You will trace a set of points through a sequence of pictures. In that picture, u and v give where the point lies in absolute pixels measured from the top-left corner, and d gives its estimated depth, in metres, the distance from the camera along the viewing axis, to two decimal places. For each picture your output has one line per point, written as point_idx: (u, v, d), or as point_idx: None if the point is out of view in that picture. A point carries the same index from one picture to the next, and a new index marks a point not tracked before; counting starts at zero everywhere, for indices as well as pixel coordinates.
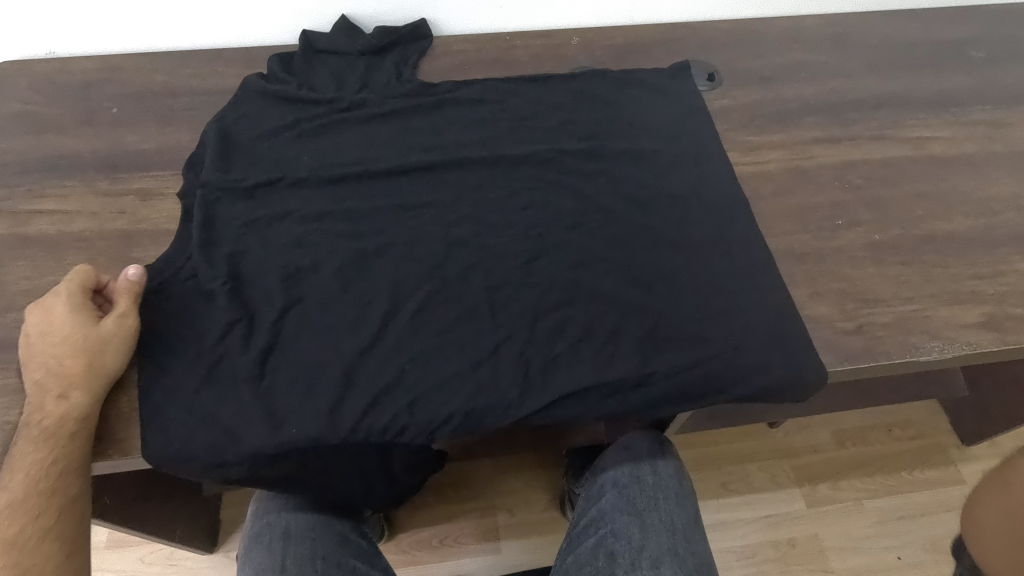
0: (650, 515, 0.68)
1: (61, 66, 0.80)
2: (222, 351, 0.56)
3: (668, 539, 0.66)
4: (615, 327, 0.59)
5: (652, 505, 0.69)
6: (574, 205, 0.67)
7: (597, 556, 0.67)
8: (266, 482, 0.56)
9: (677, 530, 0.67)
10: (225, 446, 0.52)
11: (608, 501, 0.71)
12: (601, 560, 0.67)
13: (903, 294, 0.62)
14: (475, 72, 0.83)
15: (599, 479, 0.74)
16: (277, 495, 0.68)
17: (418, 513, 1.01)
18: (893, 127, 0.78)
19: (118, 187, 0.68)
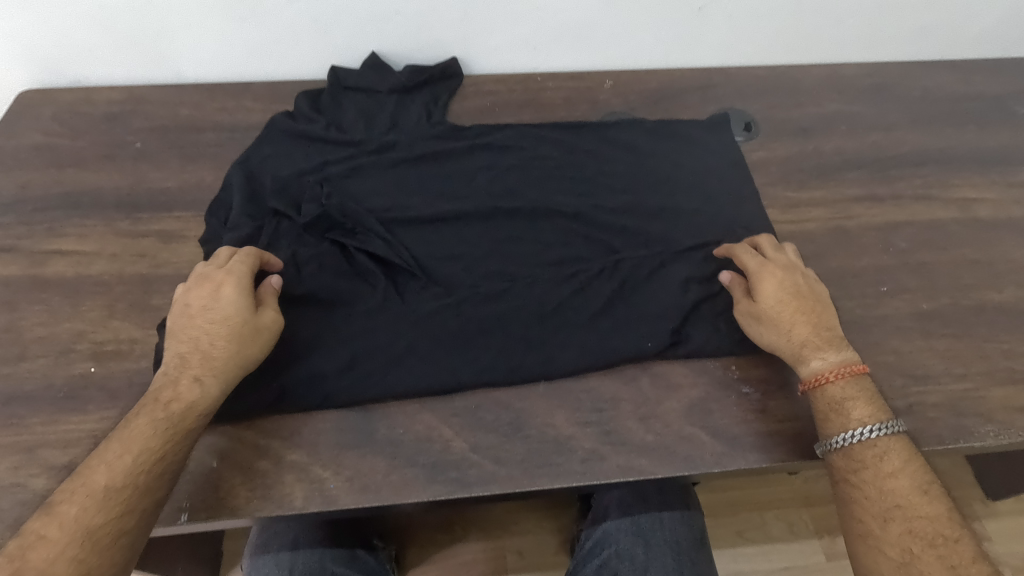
0: (656, 535, 0.70)
1: (86, 97, 0.79)
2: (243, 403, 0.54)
3: (672, 560, 0.67)
4: (653, 399, 0.56)
5: (658, 525, 0.71)
6: (610, 261, 0.64)
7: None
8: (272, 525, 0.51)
9: (683, 551, 0.68)
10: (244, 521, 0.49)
11: (613, 520, 0.73)
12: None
13: (954, 371, 0.59)
14: (507, 114, 0.81)
15: (605, 500, 0.76)
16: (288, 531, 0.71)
17: (426, 550, 0.98)
18: (937, 186, 0.75)
19: (139, 228, 0.66)
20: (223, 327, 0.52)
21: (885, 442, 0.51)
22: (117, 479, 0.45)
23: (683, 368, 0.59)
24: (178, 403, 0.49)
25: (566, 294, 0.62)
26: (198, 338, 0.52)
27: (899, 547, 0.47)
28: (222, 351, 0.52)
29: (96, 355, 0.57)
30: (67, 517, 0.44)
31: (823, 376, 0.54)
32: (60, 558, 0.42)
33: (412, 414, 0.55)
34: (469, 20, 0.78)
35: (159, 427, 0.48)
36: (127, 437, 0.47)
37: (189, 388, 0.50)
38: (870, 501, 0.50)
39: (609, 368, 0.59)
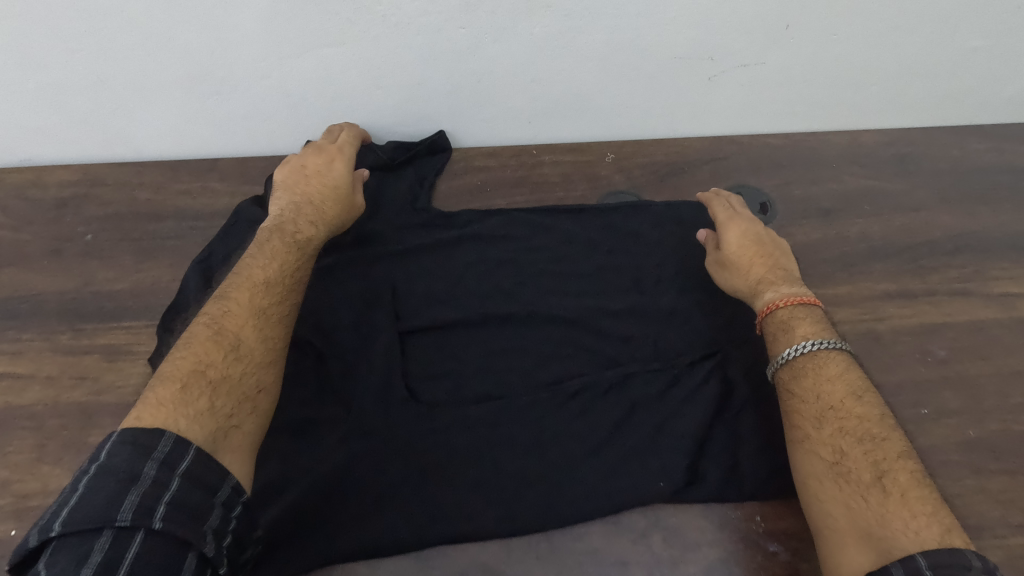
0: None
1: (36, 178, 0.72)
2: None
3: None
4: (666, 562, 0.49)
5: None
6: (614, 377, 0.56)
7: None
8: None
9: None
10: None
11: None
12: None
13: (1010, 519, 0.52)
14: (498, 195, 0.74)
15: None
16: None
17: None
18: (975, 279, 0.68)
19: (82, 342, 0.58)
20: (332, 191, 0.62)
21: (824, 354, 0.51)
22: (264, 285, 0.54)
23: (701, 519, 0.51)
24: (302, 238, 0.59)
25: (564, 421, 0.54)
26: (311, 193, 0.62)
27: (831, 447, 0.47)
28: (332, 210, 0.62)
29: (19, 512, 0.49)
30: (230, 305, 0.52)
31: (772, 303, 0.56)
32: (225, 334, 0.49)
33: None
34: (457, 94, 0.71)
35: (287, 256, 0.57)
36: (268, 253, 0.56)
37: (307, 227, 0.60)
38: (807, 407, 0.50)
39: (615, 518, 0.50)
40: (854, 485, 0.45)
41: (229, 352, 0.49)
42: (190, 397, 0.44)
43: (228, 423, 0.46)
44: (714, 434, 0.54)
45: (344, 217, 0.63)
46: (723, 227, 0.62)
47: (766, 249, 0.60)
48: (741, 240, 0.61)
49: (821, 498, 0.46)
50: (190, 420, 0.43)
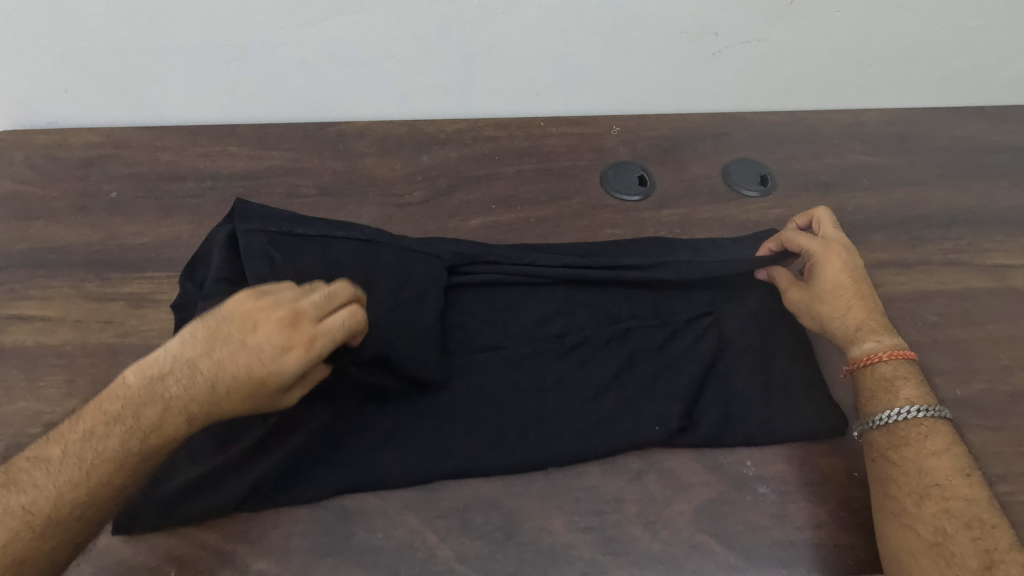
0: None
1: (62, 139, 0.75)
2: (197, 498, 0.48)
3: None
4: (660, 500, 0.51)
5: None
6: (615, 330, 0.59)
7: None
8: None
9: None
10: None
11: None
12: None
13: (993, 471, 0.54)
14: (506, 163, 0.76)
15: None
16: None
17: None
18: (969, 251, 0.70)
19: (108, 291, 0.61)
20: (250, 382, 0.43)
21: (930, 424, 0.50)
22: (124, 456, 0.43)
23: (693, 462, 0.53)
24: (189, 422, 0.44)
25: (566, 370, 0.56)
26: (215, 377, 0.43)
27: (934, 527, 0.46)
28: (248, 402, 0.43)
29: None
30: (93, 449, 0.42)
31: (875, 354, 0.55)
32: (62, 514, 0.41)
33: (393, 515, 0.50)
34: (468, 65, 0.73)
35: (179, 427, 0.43)
36: (164, 392, 0.43)
37: (200, 399, 0.43)
38: (910, 480, 0.48)
39: (612, 460, 0.53)
40: (957, 567, 0.44)
41: (78, 512, 0.42)
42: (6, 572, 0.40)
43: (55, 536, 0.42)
44: (709, 386, 0.56)
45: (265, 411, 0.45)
46: (822, 262, 0.59)
47: (861, 285, 0.58)
48: (839, 276, 0.58)
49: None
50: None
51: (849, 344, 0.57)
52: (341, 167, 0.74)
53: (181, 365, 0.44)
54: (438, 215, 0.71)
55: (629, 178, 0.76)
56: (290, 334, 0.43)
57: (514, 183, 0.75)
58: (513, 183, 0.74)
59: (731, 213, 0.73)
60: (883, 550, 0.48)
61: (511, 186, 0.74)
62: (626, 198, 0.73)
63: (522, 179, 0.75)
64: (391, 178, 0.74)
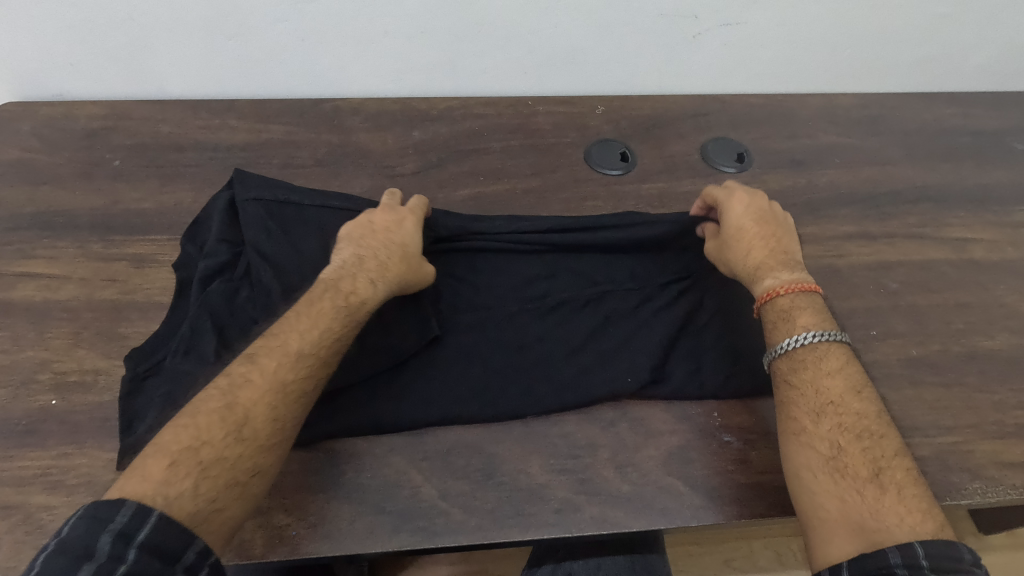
0: None
1: (66, 110, 0.77)
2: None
3: None
4: (631, 446, 0.55)
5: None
6: (592, 293, 0.62)
7: None
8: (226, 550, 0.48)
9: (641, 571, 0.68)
10: None
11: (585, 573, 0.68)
12: None
13: (942, 423, 0.58)
14: (493, 139, 0.80)
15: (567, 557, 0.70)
16: None
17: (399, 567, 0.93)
18: (932, 225, 0.74)
19: (112, 251, 0.64)
20: (400, 245, 0.58)
21: (828, 348, 0.54)
22: (334, 314, 0.52)
23: (663, 413, 0.57)
24: (356, 298, 0.54)
25: (546, 329, 0.60)
26: (376, 253, 0.57)
27: (829, 440, 0.49)
28: (404, 260, 0.57)
29: (58, 387, 0.55)
30: (290, 327, 0.51)
31: (775, 289, 0.57)
32: (274, 396, 0.47)
33: (381, 456, 0.53)
34: (458, 44, 0.76)
35: (351, 301, 0.53)
36: (315, 295, 0.53)
37: (363, 281, 0.55)
38: (808, 400, 0.51)
39: (587, 410, 0.57)
40: (845, 473, 0.47)
41: (280, 399, 0.47)
42: (267, 427, 0.46)
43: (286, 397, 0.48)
44: (680, 343, 0.60)
45: (417, 273, 0.58)
46: (727, 208, 0.64)
47: (764, 228, 0.62)
48: (742, 220, 0.63)
49: (814, 491, 0.47)
50: (255, 453, 0.45)
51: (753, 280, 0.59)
52: (335, 141, 0.77)
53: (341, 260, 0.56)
54: (428, 186, 0.74)
55: (611, 153, 0.79)
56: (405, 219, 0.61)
57: (501, 157, 0.78)
58: (501, 157, 0.78)
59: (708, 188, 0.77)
60: (785, 467, 0.50)
61: (498, 160, 0.78)
62: (608, 173, 0.77)
63: (509, 154, 0.78)
64: (384, 151, 0.77)
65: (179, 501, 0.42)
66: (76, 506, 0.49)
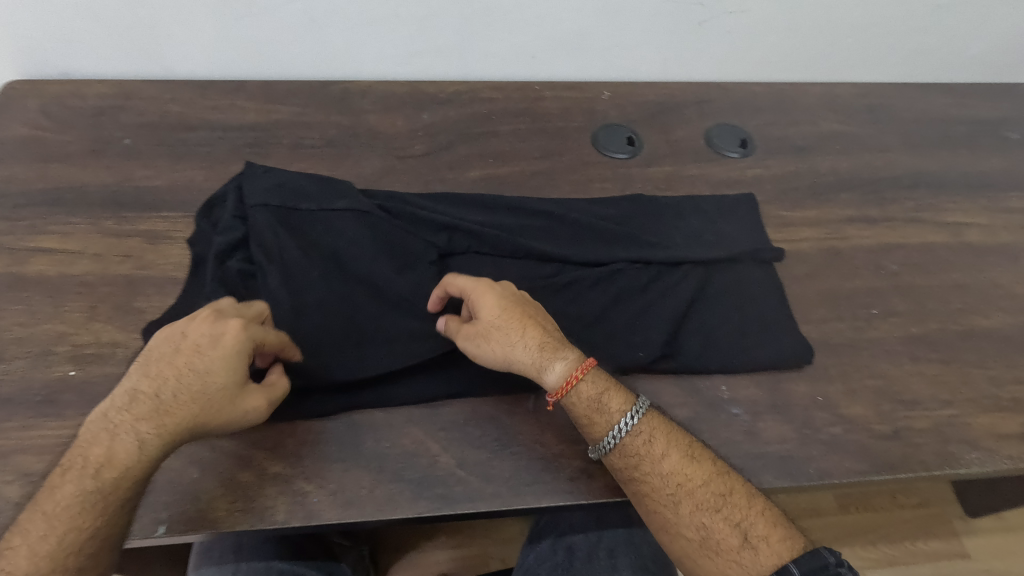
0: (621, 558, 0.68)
1: (73, 89, 0.77)
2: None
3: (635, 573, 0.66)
4: None
5: (621, 545, 0.68)
6: (603, 271, 0.63)
7: (557, 552, 0.69)
8: (249, 515, 0.49)
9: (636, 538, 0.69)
10: (218, 516, 0.49)
11: (583, 541, 0.70)
12: (560, 554, 0.69)
13: (941, 397, 0.60)
14: (502, 123, 0.80)
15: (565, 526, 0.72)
16: (229, 544, 0.70)
17: (402, 546, 0.94)
18: (929, 210, 0.76)
19: (125, 228, 0.65)
20: (200, 380, 0.48)
21: (644, 423, 0.52)
22: (83, 495, 0.45)
23: (673, 386, 0.59)
24: (119, 461, 0.46)
25: (558, 307, 0.61)
26: (160, 394, 0.48)
27: (695, 525, 0.50)
28: (199, 405, 0.47)
29: (76, 358, 0.55)
30: (54, 498, 0.45)
31: (573, 377, 0.52)
32: (41, 567, 0.44)
33: (399, 427, 0.54)
34: (468, 28, 0.77)
35: (119, 461, 0.46)
36: (85, 446, 0.47)
37: (127, 442, 0.46)
38: (658, 489, 0.51)
39: None
40: (728, 554, 0.49)
41: (64, 557, 0.45)
42: None
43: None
44: (689, 321, 0.61)
45: (220, 414, 0.48)
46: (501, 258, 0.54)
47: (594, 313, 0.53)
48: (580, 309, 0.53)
49: None
50: None
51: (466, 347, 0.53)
52: (345, 122, 0.78)
53: (127, 400, 0.48)
54: (439, 167, 0.75)
55: (619, 138, 0.80)
56: (220, 336, 0.49)
57: (510, 140, 0.79)
58: (510, 141, 0.79)
59: (714, 172, 0.78)
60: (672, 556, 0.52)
61: (507, 143, 0.78)
62: (615, 157, 0.78)
63: (518, 137, 0.79)
64: (394, 133, 0.78)
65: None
66: None
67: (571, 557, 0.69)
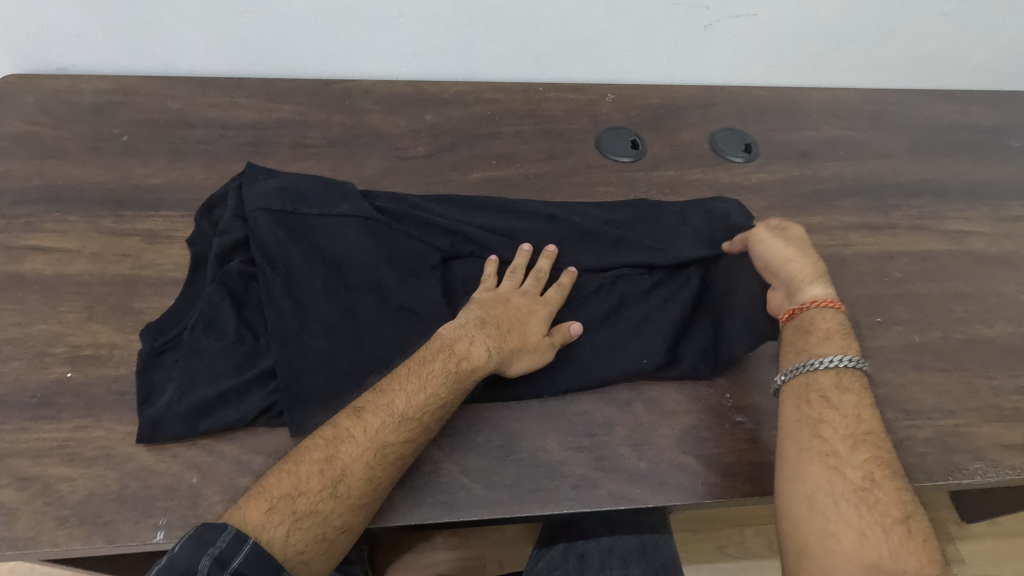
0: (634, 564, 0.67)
1: (71, 84, 0.76)
2: (217, 411, 0.52)
3: None
4: (646, 425, 0.56)
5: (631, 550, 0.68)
6: (604, 278, 0.63)
7: (567, 558, 0.69)
8: None
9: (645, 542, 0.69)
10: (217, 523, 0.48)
11: (593, 547, 0.69)
12: (571, 561, 0.69)
13: (944, 407, 0.60)
14: (506, 124, 0.80)
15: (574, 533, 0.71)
16: None
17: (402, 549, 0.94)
18: (932, 218, 0.76)
19: (123, 226, 0.64)
20: (522, 322, 0.57)
21: (853, 374, 0.55)
22: (428, 388, 0.51)
23: (678, 393, 0.58)
24: (465, 365, 0.53)
25: (559, 312, 0.60)
26: (501, 321, 0.56)
27: (861, 474, 0.49)
28: (507, 333, 0.56)
29: (73, 360, 0.54)
30: (362, 427, 0.49)
31: (823, 300, 0.58)
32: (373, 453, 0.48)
33: None
34: (472, 27, 0.76)
35: (455, 375, 0.52)
36: (422, 376, 0.51)
37: (477, 352, 0.53)
38: (844, 423, 0.51)
39: (602, 389, 0.58)
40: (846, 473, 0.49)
41: (385, 440, 0.49)
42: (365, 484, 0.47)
43: (329, 506, 0.46)
44: (692, 328, 0.61)
45: (535, 345, 0.56)
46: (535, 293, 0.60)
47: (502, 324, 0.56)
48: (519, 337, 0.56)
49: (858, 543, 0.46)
50: (346, 509, 0.46)
51: (796, 290, 0.60)
52: (347, 122, 0.77)
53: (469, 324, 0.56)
54: (442, 169, 0.74)
55: (623, 141, 0.80)
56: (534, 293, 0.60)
57: (514, 142, 0.78)
58: (513, 142, 0.78)
59: (718, 177, 0.78)
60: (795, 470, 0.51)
61: (511, 145, 0.78)
62: (619, 160, 0.78)
63: (522, 139, 0.79)
64: (396, 133, 0.77)
65: (271, 547, 0.44)
66: (98, 480, 0.49)
67: (583, 564, 0.68)
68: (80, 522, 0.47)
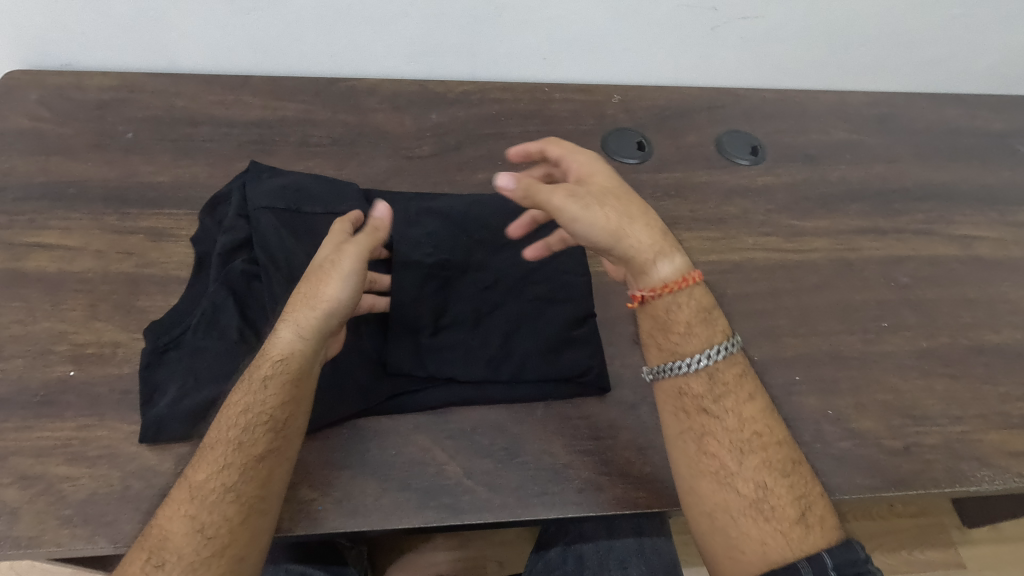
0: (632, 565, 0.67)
1: (75, 81, 0.75)
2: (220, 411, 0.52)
3: None
4: (652, 429, 0.55)
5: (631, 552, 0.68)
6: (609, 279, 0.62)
7: (565, 559, 0.69)
8: None
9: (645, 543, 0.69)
10: None
11: (592, 549, 0.69)
12: (569, 562, 0.69)
13: (951, 413, 0.59)
14: (511, 124, 0.79)
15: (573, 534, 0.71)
16: None
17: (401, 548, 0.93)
18: (939, 222, 0.75)
19: (127, 224, 0.63)
20: (307, 284, 0.50)
21: (724, 365, 0.53)
22: (250, 405, 0.48)
23: None
24: (281, 364, 0.49)
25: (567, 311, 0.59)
26: (302, 293, 0.50)
27: (753, 482, 0.50)
28: (292, 302, 0.50)
29: (77, 358, 0.54)
30: (189, 479, 0.47)
31: (670, 283, 0.53)
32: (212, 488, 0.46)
33: (406, 434, 0.53)
34: (479, 27, 0.76)
35: (276, 382, 0.48)
36: (240, 402, 0.48)
37: (278, 349, 0.49)
38: (729, 432, 0.51)
39: (608, 392, 0.57)
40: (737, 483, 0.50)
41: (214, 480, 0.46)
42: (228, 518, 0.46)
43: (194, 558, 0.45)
44: None
45: (314, 313, 0.49)
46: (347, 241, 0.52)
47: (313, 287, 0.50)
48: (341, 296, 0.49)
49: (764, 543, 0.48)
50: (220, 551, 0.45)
51: (641, 274, 0.53)
52: (352, 121, 0.77)
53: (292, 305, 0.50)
54: (447, 169, 0.74)
55: (628, 142, 0.79)
56: (341, 242, 0.52)
57: (520, 142, 0.78)
58: (519, 142, 0.78)
59: (724, 179, 0.77)
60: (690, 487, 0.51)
61: (517, 145, 0.78)
62: (625, 161, 0.77)
63: (527, 139, 0.78)
64: (402, 133, 0.77)
65: None
66: (101, 479, 0.49)
67: (581, 565, 0.68)
68: (83, 522, 0.47)
